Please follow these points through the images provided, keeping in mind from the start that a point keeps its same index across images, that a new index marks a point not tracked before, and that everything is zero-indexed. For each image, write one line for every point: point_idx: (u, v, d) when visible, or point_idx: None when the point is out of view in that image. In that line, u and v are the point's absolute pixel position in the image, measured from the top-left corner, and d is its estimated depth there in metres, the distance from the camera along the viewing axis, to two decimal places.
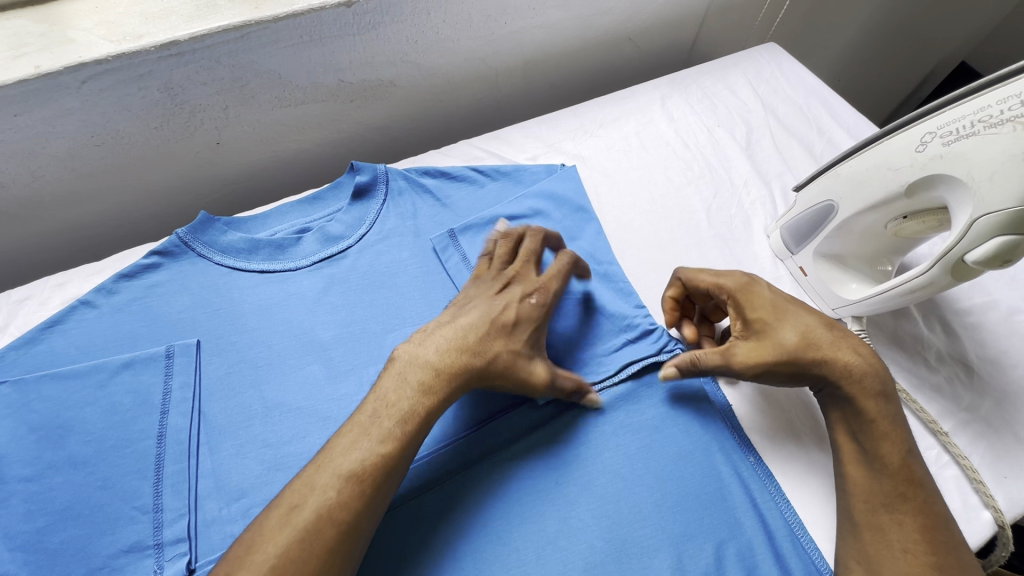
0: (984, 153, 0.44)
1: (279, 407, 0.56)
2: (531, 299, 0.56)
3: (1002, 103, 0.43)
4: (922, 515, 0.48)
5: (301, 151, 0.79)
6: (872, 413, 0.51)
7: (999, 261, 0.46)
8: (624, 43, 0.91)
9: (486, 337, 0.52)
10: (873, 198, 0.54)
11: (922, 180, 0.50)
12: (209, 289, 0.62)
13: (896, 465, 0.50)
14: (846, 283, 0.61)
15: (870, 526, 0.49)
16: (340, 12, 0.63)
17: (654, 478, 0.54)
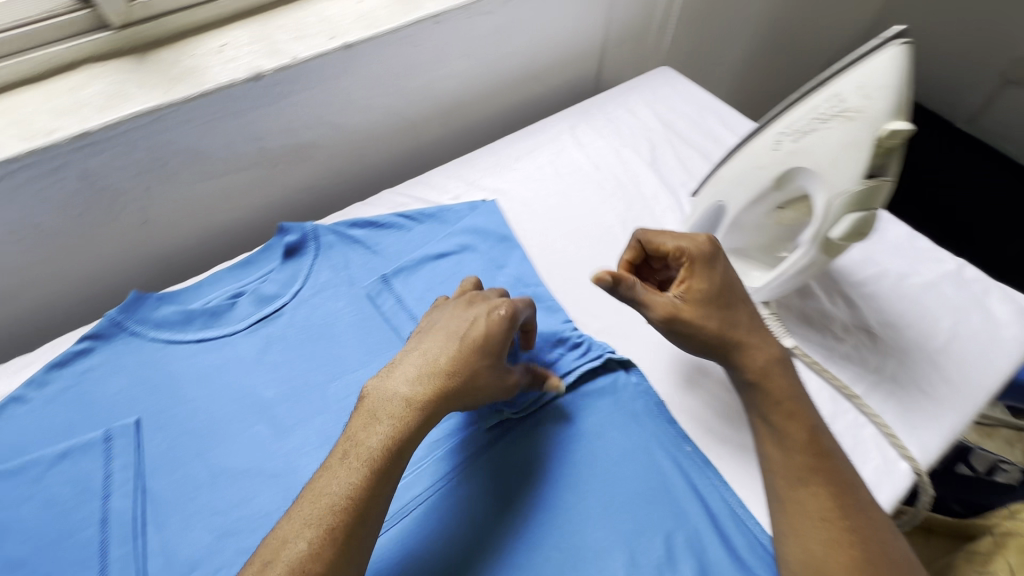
0: (823, 145, 0.51)
1: (226, 471, 0.56)
2: (498, 312, 0.57)
3: (829, 102, 0.51)
4: (836, 485, 0.52)
5: (232, 219, 0.81)
6: (778, 394, 0.56)
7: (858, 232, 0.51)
8: (531, 81, 0.99)
9: (459, 359, 0.53)
10: (751, 192, 0.59)
11: (785, 173, 0.56)
12: (145, 365, 0.62)
13: (805, 440, 0.54)
14: (750, 273, 0.65)
15: (796, 501, 0.52)
16: (250, 87, 0.67)
17: (600, 482, 0.57)
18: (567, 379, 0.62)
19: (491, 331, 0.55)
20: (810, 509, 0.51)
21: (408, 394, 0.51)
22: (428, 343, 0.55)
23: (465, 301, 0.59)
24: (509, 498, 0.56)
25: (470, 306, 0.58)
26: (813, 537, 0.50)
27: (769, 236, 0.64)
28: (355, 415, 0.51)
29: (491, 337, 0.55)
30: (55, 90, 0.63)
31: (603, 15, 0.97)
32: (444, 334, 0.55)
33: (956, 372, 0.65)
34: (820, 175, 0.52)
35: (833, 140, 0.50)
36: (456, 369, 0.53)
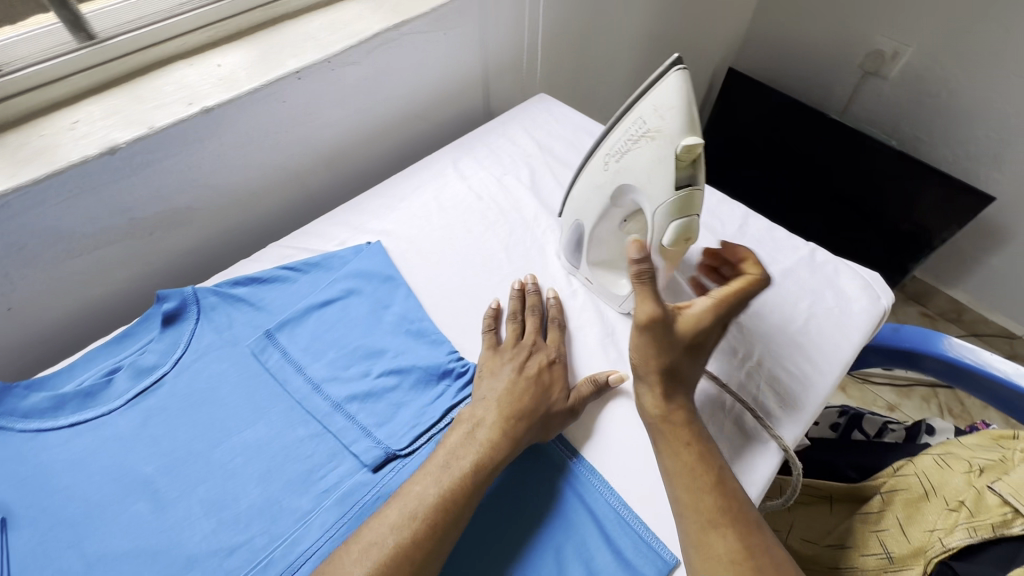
0: (638, 164, 0.58)
1: (103, 558, 0.54)
2: (556, 363, 0.66)
3: (637, 124, 0.57)
4: (730, 500, 0.53)
5: (111, 292, 0.79)
6: (674, 420, 0.58)
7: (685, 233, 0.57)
8: (415, 120, 1.02)
9: (540, 404, 0.61)
10: (597, 210, 0.66)
11: (617, 189, 0.63)
12: (10, 459, 0.60)
13: (702, 460, 0.55)
14: (617, 281, 0.72)
15: (695, 528, 0.52)
16: (107, 160, 0.67)
17: (492, 506, 0.58)
18: (454, 409, 0.64)
19: (564, 373, 0.66)
20: (707, 532, 0.52)
21: (494, 427, 0.59)
22: (527, 382, 0.63)
23: (522, 351, 0.67)
24: None
25: (529, 356, 0.66)
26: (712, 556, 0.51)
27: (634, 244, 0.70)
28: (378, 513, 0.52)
29: (534, 393, 0.62)
30: None
31: (476, 52, 1.02)
32: (541, 375, 0.64)
33: (814, 350, 0.71)
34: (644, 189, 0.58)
35: (647, 158, 0.57)
36: (545, 402, 0.62)
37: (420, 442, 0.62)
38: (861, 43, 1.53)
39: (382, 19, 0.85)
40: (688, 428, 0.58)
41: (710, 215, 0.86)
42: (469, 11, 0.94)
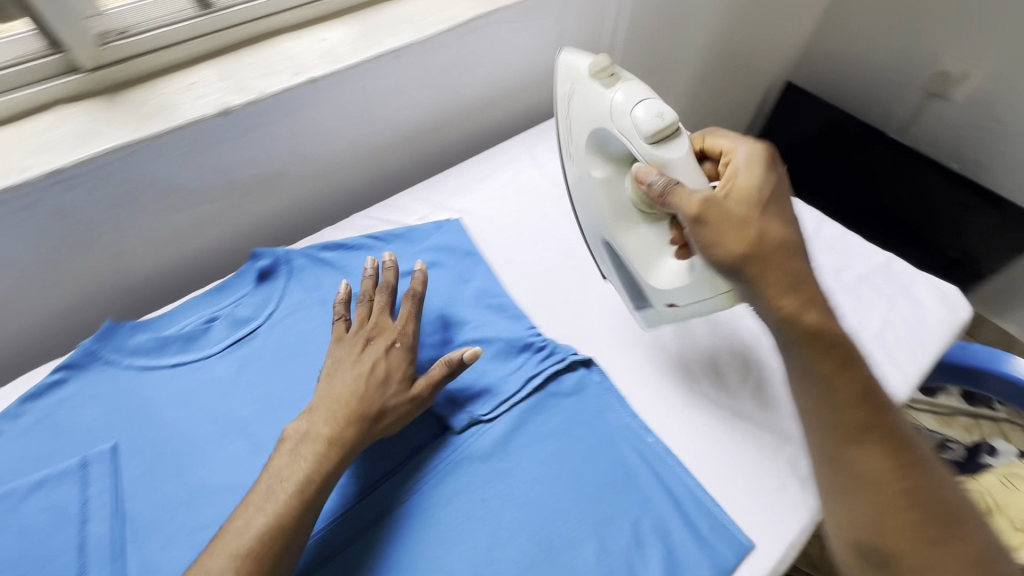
0: (582, 118, 0.65)
1: (205, 489, 0.58)
2: (395, 346, 0.64)
3: (563, 86, 0.68)
4: (903, 494, 0.48)
5: (205, 248, 0.83)
6: (817, 409, 0.52)
7: (664, 117, 0.58)
8: (491, 107, 1.04)
9: (362, 396, 0.59)
10: (590, 211, 0.69)
11: (582, 160, 0.67)
12: (120, 392, 0.64)
13: (859, 452, 0.50)
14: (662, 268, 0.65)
15: (854, 533, 0.49)
16: (219, 121, 0.71)
17: (570, 476, 0.59)
18: (534, 380, 0.66)
19: (404, 357, 0.63)
20: (865, 532, 0.49)
21: (320, 435, 0.56)
22: (374, 368, 0.61)
23: (361, 338, 0.64)
24: (483, 497, 0.58)
25: (365, 345, 0.63)
26: (883, 566, 0.48)
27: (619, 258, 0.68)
28: (276, 456, 0.56)
29: (370, 379, 0.60)
30: (27, 130, 0.66)
31: (554, 44, 1.04)
32: (376, 361, 0.62)
33: (890, 357, 0.71)
34: (607, 131, 0.63)
35: (585, 115, 0.65)
36: (379, 396, 0.60)
37: (502, 410, 0.64)
38: (927, 61, 1.47)
39: (474, 5, 0.88)
40: (842, 417, 0.51)
41: None
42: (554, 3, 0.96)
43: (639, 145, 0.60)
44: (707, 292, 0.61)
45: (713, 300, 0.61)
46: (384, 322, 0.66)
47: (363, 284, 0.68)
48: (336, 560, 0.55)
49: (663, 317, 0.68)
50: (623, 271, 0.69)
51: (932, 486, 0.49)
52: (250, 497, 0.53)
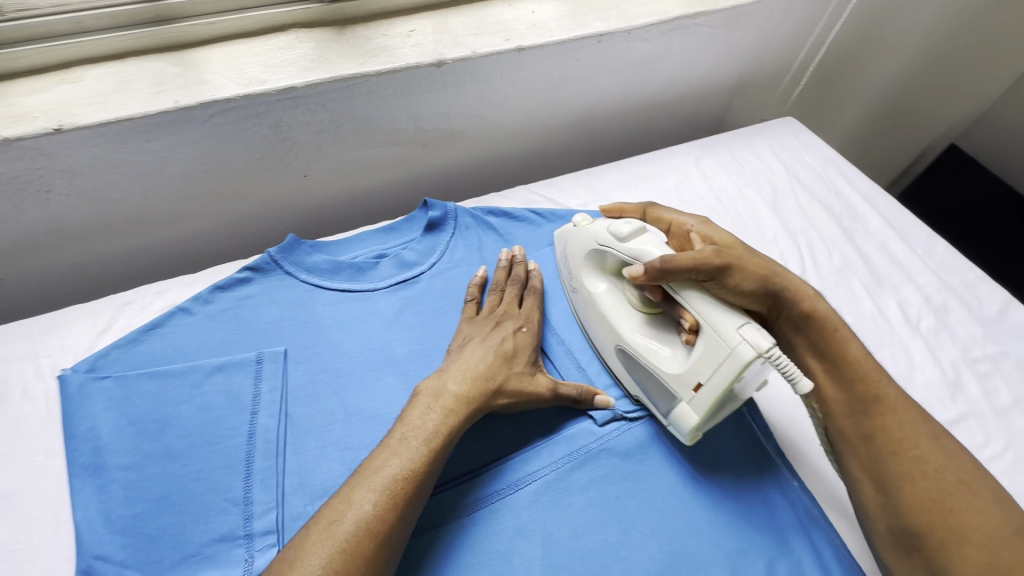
0: (576, 243, 0.69)
1: (360, 413, 0.60)
2: (523, 331, 0.65)
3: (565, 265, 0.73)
4: (921, 476, 0.51)
5: (374, 188, 0.87)
6: (837, 391, 0.59)
7: (631, 223, 0.62)
8: (660, 110, 1.02)
9: (493, 365, 0.60)
10: (616, 313, 0.65)
11: (592, 314, 0.67)
12: (295, 302, 0.68)
13: (876, 424, 0.55)
14: (670, 361, 0.58)
15: (887, 525, 0.52)
16: (430, 71, 0.74)
17: (707, 498, 0.58)
18: None
19: (530, 341, 0.64)
20: (904, 523, 0.50)
21: (454, 395, 0.56)
22: (501, 342, 0.62)
23: (492, 319, 0.65)
24: (618, 494, 0.57)
25: (495, 325, 0.65)
26: (917, 560, 0.49)
27: (639, 363, 0.61)
28: (409, 407, 0.55)
29: (502, 353, 0.61)
30: (265, 45, 0.70)
31: (739, 59, 1.00)
32: (503, 337, 0.63)
33: None
34: (596, 249, 0.66)
35: (580, 240, 0.68)
36: (507, 370, 0.60)
37: (645, 413, 0.63)
38: None
39: (680, 4, 0.85)
40: (856, 393, 0.57)
41: (965, 289, 0.80)
42: (756, 17, 0.92)
43: (619, 249, 0.62)
44: (733, 339, 0.51)
45: (728, 362, 0.51)
46: (511, 308, 0.67)
47: (498, 274, 0.71)
48: (470, 515, 0.55)
49: (692, 410, 0.55)
50: (643, 375, 0.61)
51: (947, 465, 0.51)
52: (384, 442, 0.52)
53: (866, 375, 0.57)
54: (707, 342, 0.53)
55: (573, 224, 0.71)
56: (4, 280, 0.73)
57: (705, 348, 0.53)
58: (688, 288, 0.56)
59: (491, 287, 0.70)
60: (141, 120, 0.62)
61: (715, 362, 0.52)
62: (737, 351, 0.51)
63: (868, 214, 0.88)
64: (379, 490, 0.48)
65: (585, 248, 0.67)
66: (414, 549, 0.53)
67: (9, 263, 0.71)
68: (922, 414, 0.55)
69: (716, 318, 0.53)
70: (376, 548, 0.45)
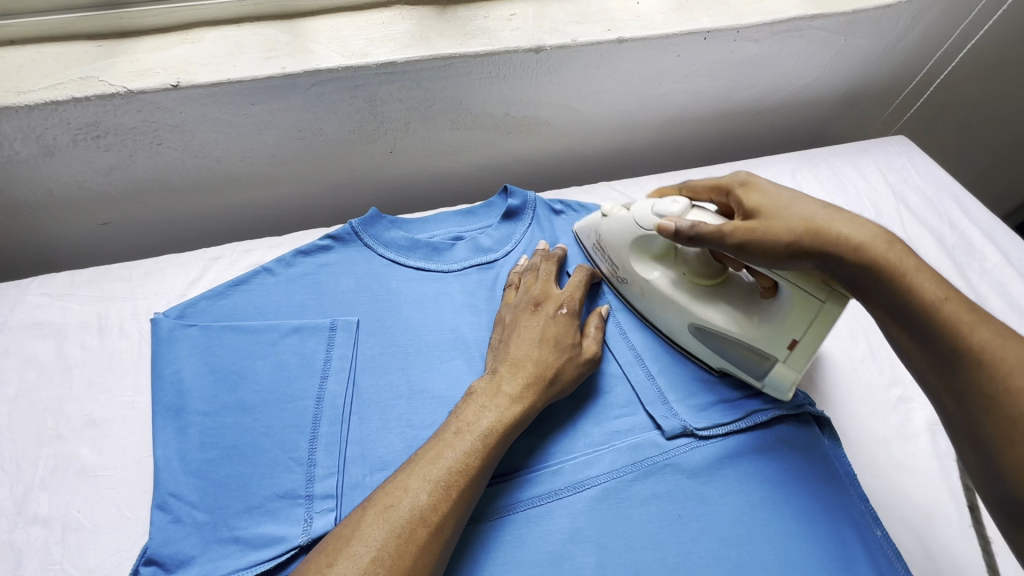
0: (614, 237, 0.67)
1: (423, 392, 0.60)
2: (562, 310, 0.63)
3: (601, 259, 0.70)
4: (1020, 443, 0.40)
5: (456, 171, 0.87)
6: (915, 347, 0.47)
7: (678, 202, 0.59)
8: (756, 117, 0.97)
9: (541, 357, 0.58)
10: (677, 293, 0.63)
11: (651, 293, 0.65)
12: (370, 275, 0.69)
13: (964, 381, 0.43)
14: (750, 321, 0.58)
15: (996, 495, 0.42)
16: (527, 56, 0.72)
17: (777, 532, 0.53)
18: (760, 415, 0.60)
19: (572, 321, 0.62)
20: (1007, 492, 0.41)
21: (509, 395, 0.54)
22: (545, 332, 0.60)
23: (529, 302, 0.63)
24: (681, 513, 0.54)
25: (534, 308, 0.63)
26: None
27: (718, 334, 0.61)
28: (464, 402, 0.54)
29: (545, 338, 0.60)
30: (370, 20, 0.71)
31: (853, 68, 0.93)
32: (546, 324, 0.61)
33: None
34: (643, 234, 0.63)
35: (616, 229, 0.67)
36: (556, 357, 0.58)
37: (719, 433, 0.59)
38: None
39: (798, 4, 0.79)
40: (937, 352, 0.45)
41: None
42: (880, 23, 0.85)
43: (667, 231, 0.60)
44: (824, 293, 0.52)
45: (823, 315, 0.53)
46: (550, 288, 0.65)
47: (535, 257, 0.69)
48: (523, 510, 0.54)
49: (788, 368, 0.57)
50: (716, 344, 0.62)
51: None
52: (439, 434, 0.51)
53: (948, 323, 0.44)
54: (796, 304, 0.54)
55: (601, 214, 0.69)
56: (112, 224, 0.78)
57: (795, 309, 0.54)
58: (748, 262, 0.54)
59: (526, 269, 0.69)
60: (249, 83, 0.65)
61: (808, 318, 0.54)
62: (829, 306, 0.52)
63: (987, 249, 0.79)
64: (434, 481, 0.47)
65: (628, 235, 0.65)
66: (467, 538, 0.52)
67: (119, 208, 0.76)
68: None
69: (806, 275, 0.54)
70: (427, 538, 0.45)
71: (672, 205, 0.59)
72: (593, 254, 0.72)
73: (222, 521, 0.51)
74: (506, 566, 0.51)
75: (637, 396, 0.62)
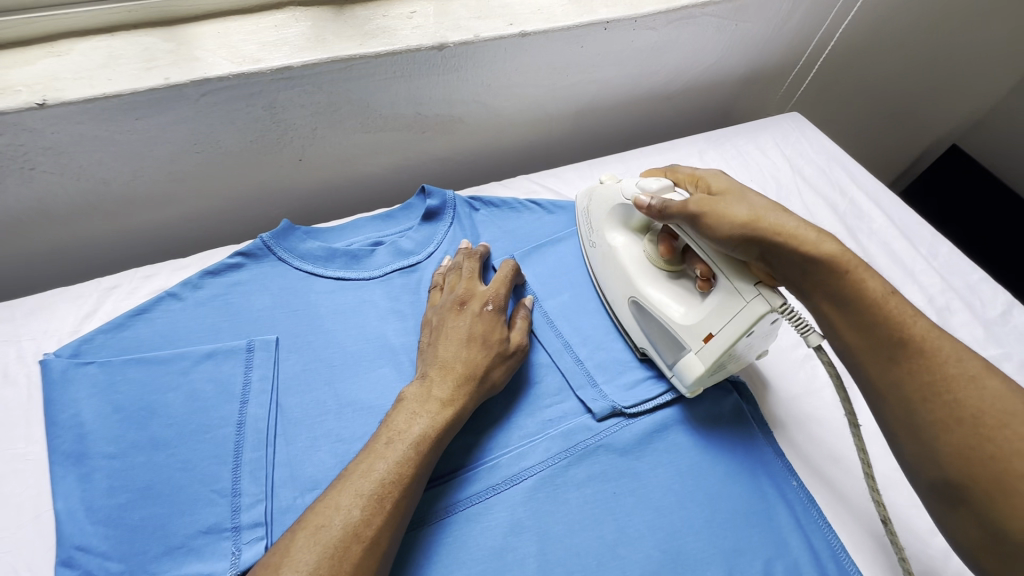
0: (602, 201, 0.71)
1: (352, 404, 0.59)
2: (488, 308, 0.63)
3: (586, 223, 0.75)
4: (958, 423, 0.45)
5: (372, 175, 0.85)
6: (853, 333, 0.51)
7: (660, 180, 0.62)
8: (665, 102, 1.01)
9: (468, 358, 0.58)
10: (634, 268, 0.66)
11: (609, 265, 0.69)
12: (287, 290, 0.66)
13: (903, 371, 0.48)
14: (678, 309, 0.61)
15: (928, 476, 0.47)
16: (431, 54, 0.71)
17: (705, 495, 0.56)
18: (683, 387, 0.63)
19: (498, 318, 0.62)
20: (943, 474, 0.45)
21: (439, 398, 0.54)
22: (472, 332, 0.60)
23: (454, 301, 0.63)
24: (616, 490, 0.56)
25: (460, 308, 0.62)
26: (965, 512, 0.44)
27: (651, 316, 0.64)
28: (395, 409, 0.53)
29: (473, 338, 0.59)
30: (260, 23, 0.68)
31: (748, 51, 0.99)
32: (473, 324, 0.61)
33: None
34: (626, 205, 0.67)
35: (605, 196, 0.71)
36: (483, 356, 0.59)
37: (645, 409, 0.61)
38: None
39: None
40: (876, 337, 0.50)
41: (969, 290, 0.79)
42: (765, 8, 0.90)
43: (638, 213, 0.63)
44: (750, 294, 0.54)
45: (743, 314, 0.54)
46: (475, 287, 0.65)
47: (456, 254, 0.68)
48: (461, 509, 0.54)
49: (697, 360, 0.57)
50: (649, 328, 0.64)
51: (990, 407, 0.44)
52: (370, 445, 0.50)
53: (889, 313, 0.49)
54: (724, 297, 0.57)
55: (600, 181, 0.74)
56: None
57: (722, 301, 0.57)
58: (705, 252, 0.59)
59: (450, 266, 0.68)
60: (129, 97, 0.60)
61: (732, 311, 0.55)
62: (752, 306, 0.53)
63: (873, 212, 0.86)
64: (367, 495, 0.46)
65: (612, 203, 0.69)
66: (406, 546, 0.52)
67: None
68: (958, 353, 0.47)
69: (736, 274, 0.56)
70: (364, 554, 0.44)
71: (653, 182, 0.63)
72: (582, 217, 0.76)
73: (139, 568, 0.48)
74: (449, 568, 0.51)
75: (567, 383, 0.63)
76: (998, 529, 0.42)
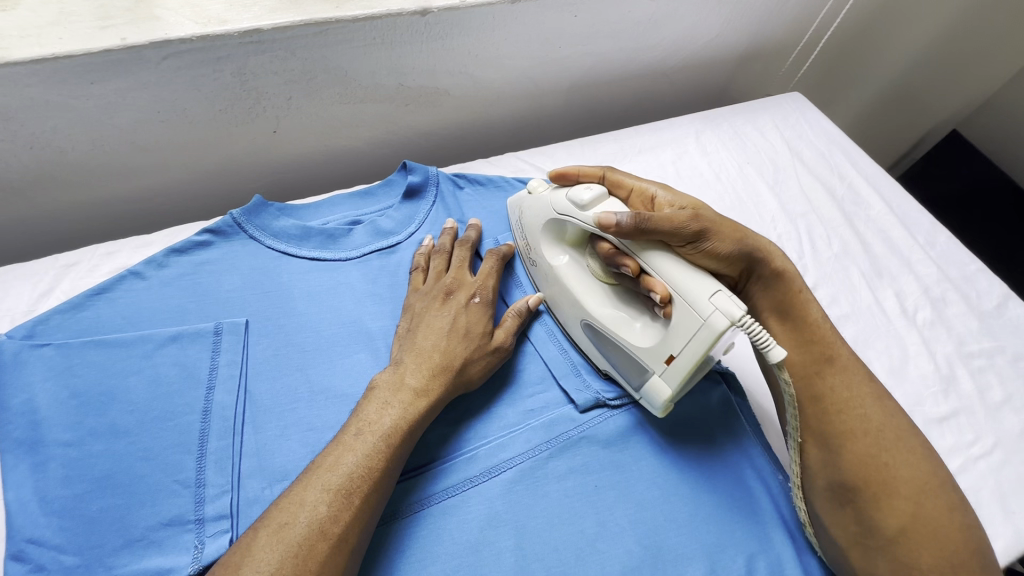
0: (535, 217, 0.65)
1: (326, 392, 0.56)
2: (475, 300, 0.60)
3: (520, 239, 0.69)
4: (861, 434, 0.51)
5: (352, 149, 0.81)
6: (789, 347, 0.57)
7: (591, 189, 0.59)
8: (662, 79, 0.96)
9: (450, 351, 0.55)
10: (579, 288, 0.62)
11: (552, 284, 0.64)
12: (258, 270, 0.62)
13: (826, 385, 0.54)
14: (635, 331, 0.57)
15: (825, 479, 0.51)
16: (414, 20, 0.67)
17: (688, 490, 0.55)
18: None
19: (485, 312, 0.60)
20: (841, 478, 0.50)
21: (413, 388, 0.52)
22: (456, 323, 0.57)
23: (440, 291, 0.60)
24: (597, 483, 0.54)
25: (446, 298, 0.60)
26: (849, 510, 0.50)
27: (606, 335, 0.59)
28: (365, 399, 0.51)
29: (456, 332, 0.57)
30: None
31: (749, 26, 0.94)
32: (458, 315, 0.58)
33: None
34: (558, 220, 0.62)
35: (537, 209, 0.65)
36: (465, 350, 0.56)
37: (628, 401, 0.60)
38: None
39: None
40: (810, 355, 0.56)
41: (965, 281, 0.77)
42: None
43: (582, 217, 0.59)
44: (706, 310, 0.49)
45: (702, 333, 0.49)
46: (463, 276, 0.62)
47: (444, 239, 0.66)
48: (436, 502, 0.52)
49: (664, 383, 0.53)
50: (608, 347, 0.60)
51: (884, 426, 0.52)
52: (339, 436, 0.48)
53: (820, 335, 0.56)
54: (677, 315, 0.52)
55: (527, 190, 0.68)
56: None
57: (677, 321, 0.52)
58: (653, 250, 0.54)
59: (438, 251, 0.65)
60: (81, 58, 0.55)
61: (690, 332, 0.50)
62: (710, 324, 0.49)
63: (871, 198, 0.84)
64: (334, 489, 0.44)
65: (544, 218, 0.64)
66: (378, 539, 0.50)
67: None
68: (868, 376, 0.54)
69: (690, 286, 0.51)
70: (329, 551, 0.42)
71: (585, 191, 0.59)
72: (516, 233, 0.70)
73: (96, 562, 0.46)
74: (423, 562, 0.49)
75: (550, 372, 0.61)
76: (880, 524, 0.48)
